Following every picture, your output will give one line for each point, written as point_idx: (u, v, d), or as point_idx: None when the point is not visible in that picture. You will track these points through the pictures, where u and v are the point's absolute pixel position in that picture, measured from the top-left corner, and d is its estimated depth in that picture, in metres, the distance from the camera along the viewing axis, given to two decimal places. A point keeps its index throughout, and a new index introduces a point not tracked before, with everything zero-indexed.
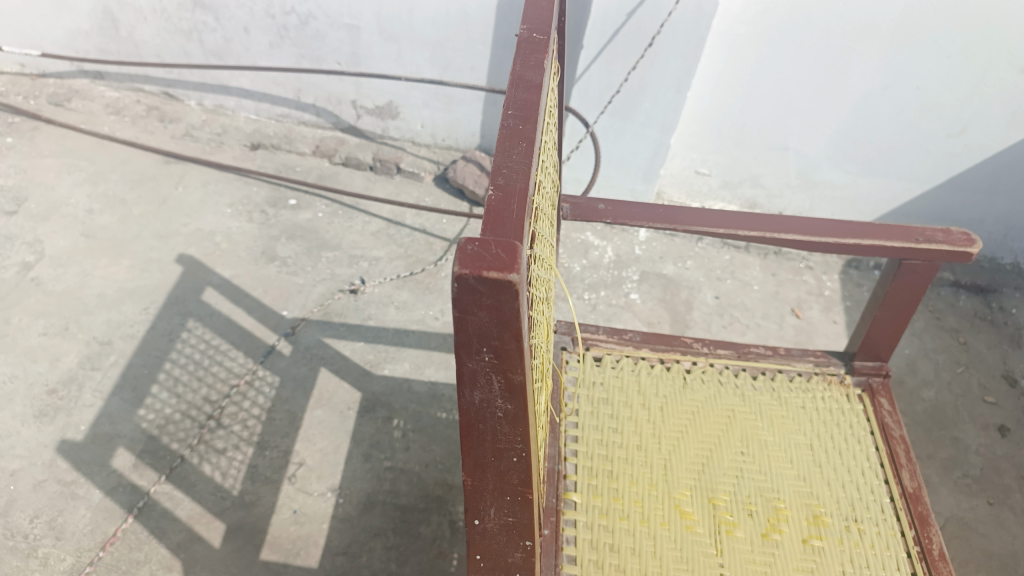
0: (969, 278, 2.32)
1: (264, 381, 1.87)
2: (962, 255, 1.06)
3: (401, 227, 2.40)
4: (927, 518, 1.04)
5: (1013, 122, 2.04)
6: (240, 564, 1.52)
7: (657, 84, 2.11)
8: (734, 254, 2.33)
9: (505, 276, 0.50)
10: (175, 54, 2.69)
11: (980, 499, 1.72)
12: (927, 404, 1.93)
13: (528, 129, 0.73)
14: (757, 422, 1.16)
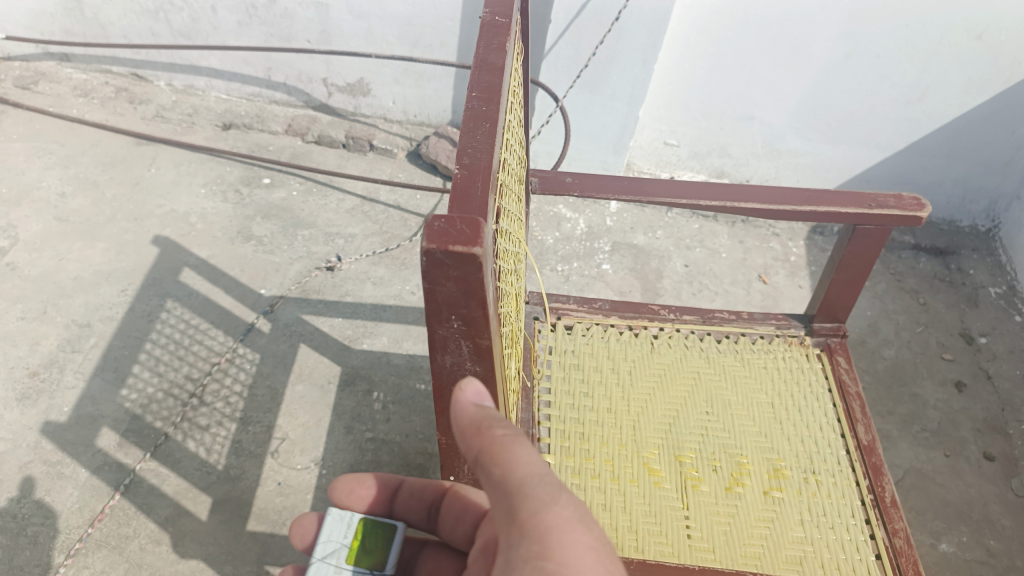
0: (929, 241, 2.40)
1: (244, 359, 1.90)
2: (912, 219, 1.11)
3: (375, 203, 2.42)
4: (880, 469, 1.11)
5: (969, 87, 2.11)
6: (227, 536, 1.56)
7: (624, 58, 2.14)
8: (703, 223, 2.39)
9: (470, 250, 0.54)
10: (142, 35, 2.68)
11: (937, 451, 1.81)
12: (887, 362, 2.01)
13: (491, 110, 0.77)
14: (721, 383, 1.22)
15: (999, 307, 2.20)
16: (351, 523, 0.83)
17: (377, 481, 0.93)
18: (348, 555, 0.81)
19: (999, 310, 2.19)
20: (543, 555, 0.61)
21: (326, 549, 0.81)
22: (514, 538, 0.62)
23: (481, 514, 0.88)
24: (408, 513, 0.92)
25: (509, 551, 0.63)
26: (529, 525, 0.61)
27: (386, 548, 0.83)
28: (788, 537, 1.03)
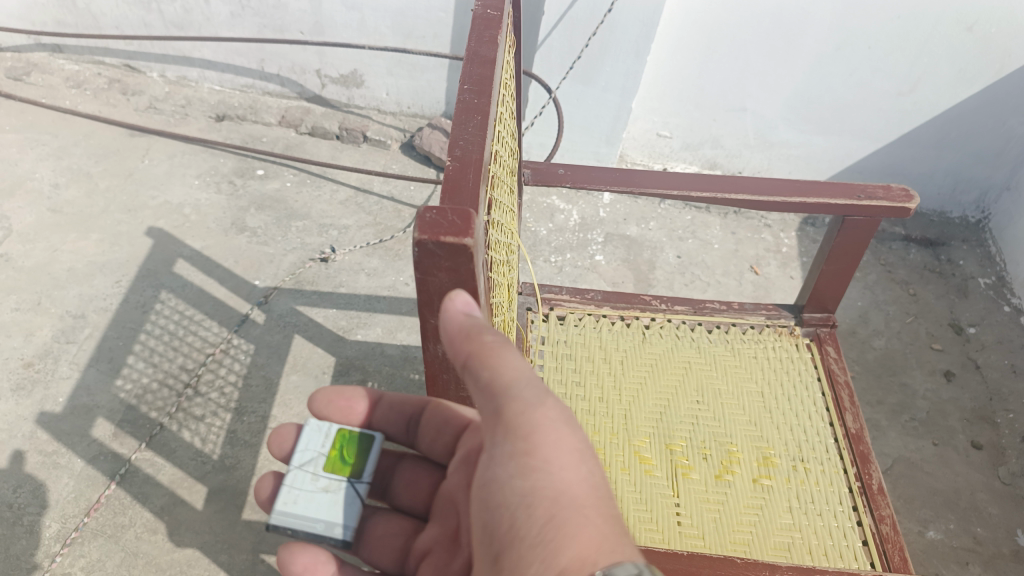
0: (919, 232, 2.42)
1: (239, 350, 1.91)
2: (900, 210, 1.12)
3: (369, 194, 2.42)
4: (868, 456, 1.12)
5: (960, 79, 2.12)
6: (223, 524, 1.57)
7: (617, 49, 2.15)
8: (695, 214, 2.40)
9: (461, 241, 0.56)
10: (135, 26, 2.67)
11: (926, 440, 1.83)
12: (877, 352, 2.03)
13: (482, 102, 0.78)
14: (711, 372, 1.23)
15: (988, 297, 2.21)
16: (328, 435, 0.85)
17: (365, 397, 0.92)
18: (326, 463, 0.83)
19: (988, 300, 2.20)
20: (529, 453, 0.63)
21: (304, 459, 0.83)
22: (501, 437, 0.65)
23: (465, 427, 0.86)
24: (386, 426, 0.92)
25: (495, 451, 0.66)
26: (514, 424, 0.64)
27: (363, 457, 0.84)
28: (777, 524, 1.04)
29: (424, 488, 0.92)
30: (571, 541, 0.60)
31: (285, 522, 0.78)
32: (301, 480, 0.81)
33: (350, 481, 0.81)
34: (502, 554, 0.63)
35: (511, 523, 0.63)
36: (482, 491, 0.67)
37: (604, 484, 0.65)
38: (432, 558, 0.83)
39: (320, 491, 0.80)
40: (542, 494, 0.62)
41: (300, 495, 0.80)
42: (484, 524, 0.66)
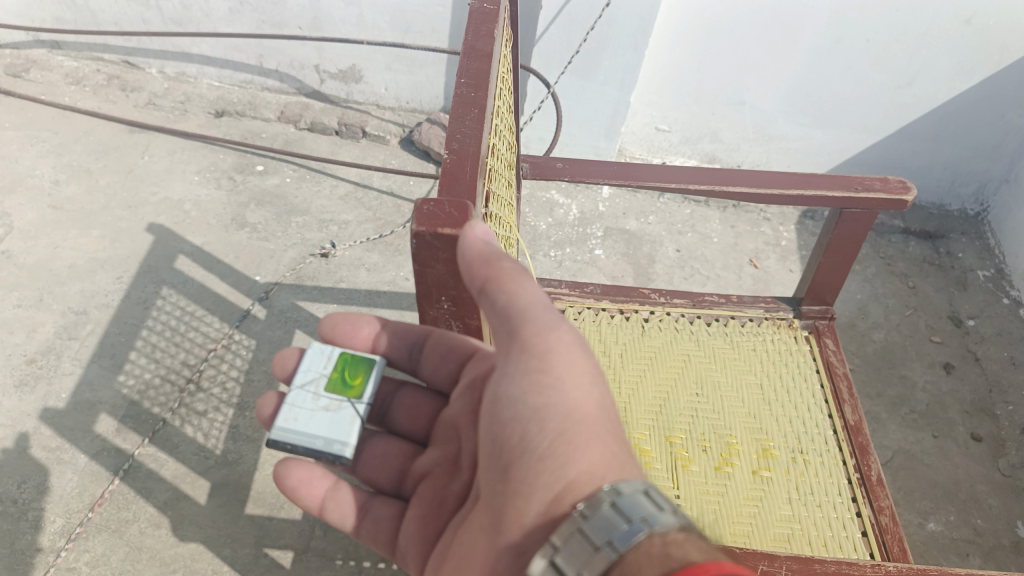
0: (918, 225, 2.42)
1: (241, 345, 1.91)
2: (898, 203, 1.13)
3: (369, 189, 2.43)
4: (866, 448, 1.13)
5: (958, 72, 2.12)
6: (226, 519, 1.58)
7: (615, 44, 2.15)
8: (695, 208, 2.41)
9: (455, 233, 0.67)
10: (134, 22, 2.67)
11: (925, 432, 1.83)
12: (876, 345, 2.04)
13: (479, 96, 0.83)
14: (711, 365, 1.24)
15: (987, 290, 2.22)
16: (330, 359, 0.95)
17: (372, 323, 0.98)
18: (326, 384, 0.93)
19: (987, 293, 2.21)
20: (544, 374, 0.71)
21: (307, 380, 0.93)
22: (515, 356, 0.72)
23: (469, 355, 0.91)
24: (391, 353, 0.98)
25: (508, 369, 0.73)
26: (533, 345, 0.71)
27: (363, 379, 0.93)
28: (776, 515, 1.05)
29: (424, 414, 0.99)
30: (580, 455, 0.68)
31: (284, 437, 0.89)
32: (303, 399, 0.92)
33: (347, 401, 0.91)
34: (511, 462, 0.71)
35: (522, 435, 0.71)
36: (492, 406, 0.75)
37: (609, 405, 0.73)
38: (429, 479, 0.89)
39: (320, 409, 0.91)
40: (554, 411, 0.70)
41: (301, 413, 0.91)
42: (494, 436, 0.74)
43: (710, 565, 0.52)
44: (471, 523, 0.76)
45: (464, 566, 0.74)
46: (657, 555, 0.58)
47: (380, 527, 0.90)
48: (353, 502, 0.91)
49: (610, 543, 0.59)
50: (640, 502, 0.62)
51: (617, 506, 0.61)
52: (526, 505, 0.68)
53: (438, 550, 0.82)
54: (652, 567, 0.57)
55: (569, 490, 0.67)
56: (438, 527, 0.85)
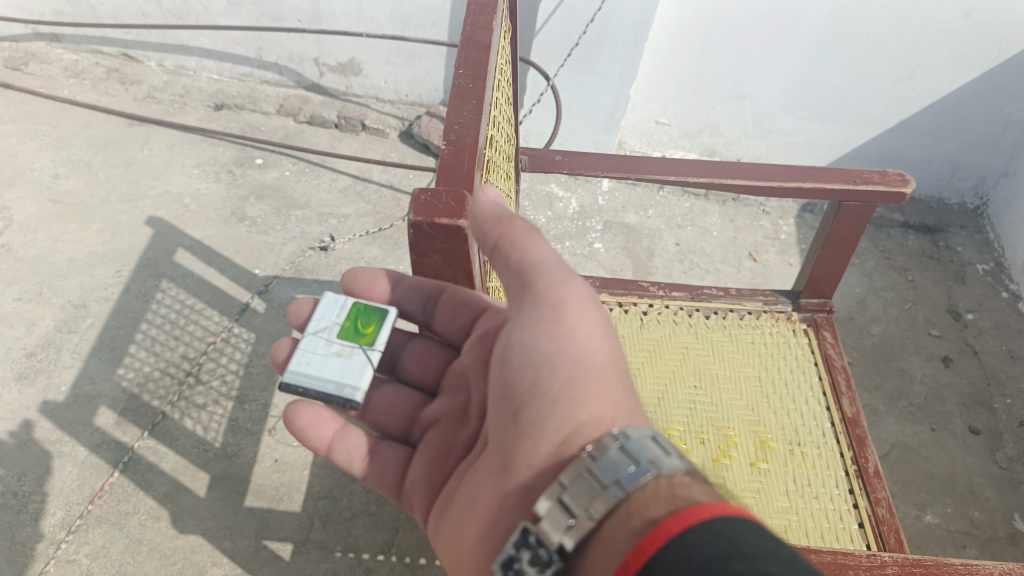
0: (917, 218, 2.42)
1: (240, 338, 1.92)
2: (896, 195, 1.13)
3: (368, 183, 2.43)
4: (864, 440, 1.14)
5: (958, 65, 2.12)
6: (226, 511, 1.58)
7: (614, 37, 2.15)
8: (694, 201, 2.41)
9: (453, 222, 0.68)
10: (133, 15, 2.67)
11: (923, 426, 1.84)
12: (875, 339, 2.04)
13: (477, 87, 0.83)
14: (709, 357, 1.24)
15: (986, 283, 2.22)
16: (343, 308, 0.97)
17: (388, 277, 0.98)
18: (339, 332, 0.94)
19: (986, 286, 2.21)
20: (558, 325, 0.74)
21: (320, 328, 0.95)
22: (528, 307, 0.75)
23: (482, 311, 0.92)
24: (406, 305, 0.98)
25: (521, 320, 0.76)
26: (546, 297, 0.74)
27: (375, 328, 0.94)
28: (773, 507, 1.06)
29: (434, 365, 1.00)
30: (590, 401, 0.73)
31: (297, 380, 0.90)
32: (315, 345, 0.93)
33: (362, 349, 0.93)
34: (522, 407, 0.75)
35: (534, 382, 0.75)
36: (502, 356, 0.78)
37: (617, 355, 0.78)
38: (439, 428, 0.91)
39: (332, 355, 0.92)
40: (567, 360, 0.74)
41: (313, 357, 0.92)
42: (504, 384, 0.77)
43: (706, 507, 0.54)
44: (479, 467, 0.80)
45: (472, 505, 0.77)
46: (661, 493, 0.60)
47: (387, 471, 0.92)
48: (361, 444, 0.93)
49: (617, 483, 0.62)
50: (648, 447, 0.65)
51: (625, 450, 0.64)
52: (536, 447, 0.73)
53: (444, 495, 0.84)
54: (656, 506, 0.59)
55: (579, 433, 0.72)
56: (445, 473, 0.87)
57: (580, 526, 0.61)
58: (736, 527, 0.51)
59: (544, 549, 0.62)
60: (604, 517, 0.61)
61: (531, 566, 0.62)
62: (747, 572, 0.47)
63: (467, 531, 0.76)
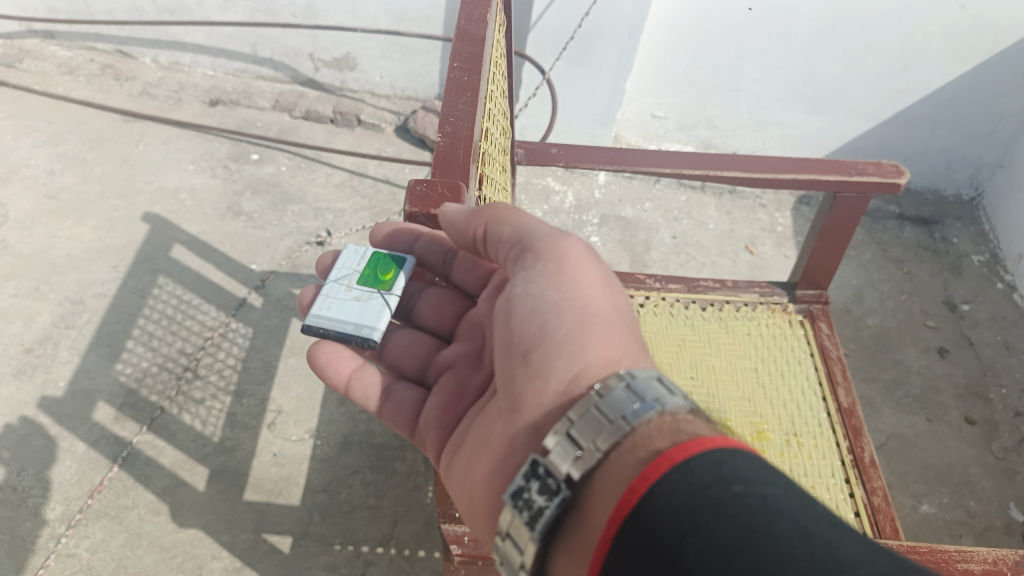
0: (913, 210, 2.43)
1: (237, 333, 1.92)
2: (891, 186, 1.13)
3: (364, 177, 2.43)
4: (859, 430, 1.15)
5: (953, 57, 2.12)
6: (225, 505, 1.59)
7: (609, 30, 2.15)
8: (690, 194, 2.41)
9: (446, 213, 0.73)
10: (127, 11, 2.66)
11: (919, 416, 1.85)
12: (871, 330, 2.05)
13: (472, 80, 0.84)
14: (706, 349, 1.24)
15: (981, 274, 2.23)
16: (364, 256, 0.92)
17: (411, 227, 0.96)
18: (360, 278, 0.90)
19: (982, 278, 2.22)
20: (561, 272, 0.75)
21: (341, 275, 0.91)
22: (529, 261, 0.76)
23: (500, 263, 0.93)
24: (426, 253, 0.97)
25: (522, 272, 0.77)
26: (547, 251, 0.76)
27: (395, 274, 0.90)
28: None
29: (450, 313, 0.99)
30: (598, 342, 0.72)
31: (317, 323, 0.87)
32: (336, 291, 0.89)
33: (381, 293, 0.88)
34: (528, 348, 0.73)
35: (540, 322, 0.73)
36: (505, 304, 0.77)
37: (620, 304, 0.78)
38: (454, 371, 0.90)
39: (352, 300, 0.88)
40: (571, 304, 0.74)
41: (334, 303, 0.88)
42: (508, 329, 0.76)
43: (707, 440, 0.55)
44: (486, 411, 0.78)
45: (481, 446, 0.75)
46: (666, 427, 0.60)
47: (402, 409, 0.90)
48: (378, 382, 0.91)
49: (623, 417, 0.61)
50: (654, 386, 0.64)
51: (631, 388, 0.64)
52: (545, 385, 0.71)
53: (454, 438, 0.81)
54: (663, 440, 0.58)
55: (588, 369, 0.71)
56: (459, 413, 0.86)
57: (587, 458, 0.60)
58: (739, 457, 0.53)
59: (553, 479, 0.60)
60: (611, 449, 0.60)
61: (541, 496, 0.60)
62: (747, 494, 0.49)
63: (476, 473, 0.73)
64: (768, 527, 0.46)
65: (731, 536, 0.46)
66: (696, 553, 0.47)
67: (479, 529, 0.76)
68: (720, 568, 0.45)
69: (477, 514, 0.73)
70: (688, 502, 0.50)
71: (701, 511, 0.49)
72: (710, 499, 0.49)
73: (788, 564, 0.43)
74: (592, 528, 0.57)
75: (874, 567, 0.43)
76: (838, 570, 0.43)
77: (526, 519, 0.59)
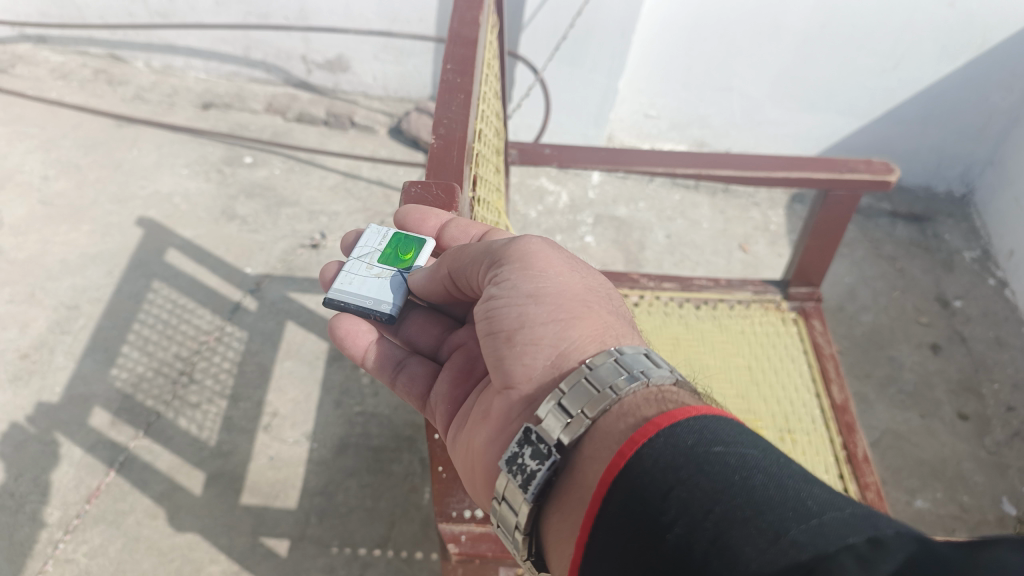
0: (905, 208, 2.44)
1: (233, 337, 1.92)
2: (882, 184, 1.14)
3: (358, 180, 2.43)
4: (853, 426, 1.16)
5: (944, 55, 2.14)
6: (223, 509, 1.59)
7: (601, 31, 2.16)
8: (684, 193, 2.42)
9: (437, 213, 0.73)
10: (119, 16, 2.66)
11: (913, 412, 1.86)
12: (865, 327, 2.06)
13: (466, 82, 0.84)
14: (700, 347, 1.25)
15: (973, 271, 2.24)
16: (384, 236, 0.90)
17: None
18: (381, 256, 0.88)
19: (973, 274, 2.23)
20: (527, 266, 0.71)
21: (362, 253, 0.89)
22: (496, 262, 0.73)
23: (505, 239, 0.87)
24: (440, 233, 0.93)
25: (491, 270, 0.74)
26: (507, 253, 0.73)
27: (416, 253, 0.87)
28: None
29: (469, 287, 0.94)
30: (577, 324, 0.69)
31: (338, 297, 0.84)
32: (357, 267, 0.87)
33: (401, 273, 0.87)
34: (511, 334, 0.70)
35: (517, 312, 0.70)
36: (479, 305, 0.73)
37: (596, 282, 0.75)
38: (464, 349, 0.86)
39: (373, 277, 0.86)
40: (546, 291, 0.70)
41: (355, 278, 0.86)
42: (485, 322, 0.73)
43: (693, 408, 0.54)
44: (484, 394, 0.75)
45: (480, 423, 0.73)
46: (652, 397, 0.60)
47: (415, 382, 0.86)
48: (389, 355, 0.87)
49: (612, 387, 0.60)
50: (642, 359, 0.63)
51: (620, 361, 0.62)
52: (530, 367, 0.68)
53: (459, 413, 0.79)
54: (650, 409, 0.58)
55: (576, 347, 0.68)
56: (466, 391, 0.81)
57: (576, 425, 0.59)
58: (723, 423, 0.52)
59: (544, 444, 0.60)
60: (599, 416, 0.60)
61: (533, 460, 0.60)
62: (729, 454, 0.49)
63: (479, 454, 0.71)
64: (745, 481, 0.46)
65: (711, 489, 0.46)
66: (677, 507, 0.46)
67: (484, 503, 0.75)
68: (701, 519, 0.45)
69: (478, 484, 0.72)
70: (671, 461, 0.49)
71: (683, 469, 0.48)
72: (692, 458, 0.49)
73: (763, 513, 0.43)
74: (582, 489, 0.57)
75: (850, 511, 0.42)
76: (809, 517, 0.42)
77: (519, 482, 0.60)
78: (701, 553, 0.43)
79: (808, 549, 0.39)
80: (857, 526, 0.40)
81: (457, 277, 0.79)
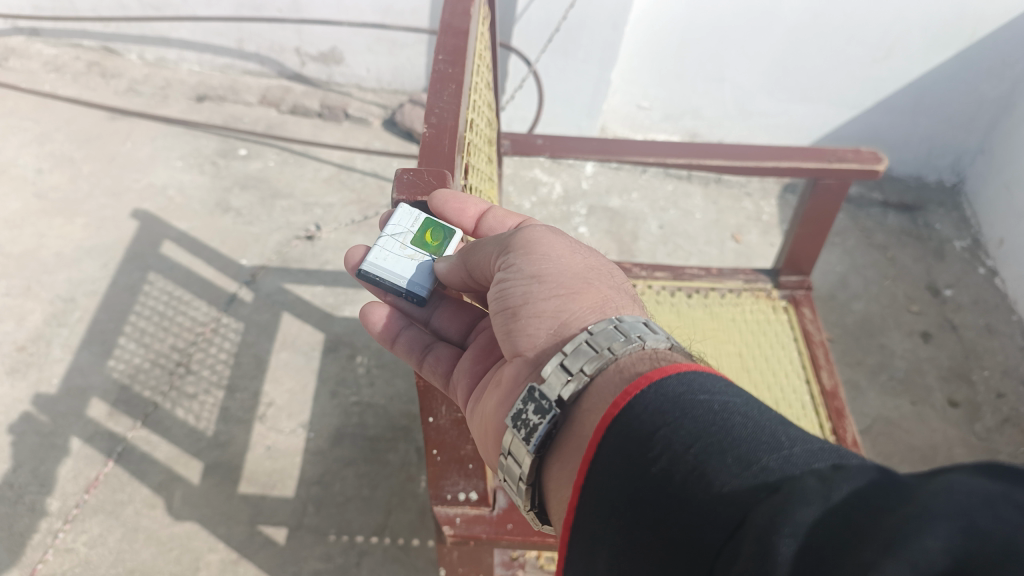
0: (896, 198, 2.46)
1: (229, 329, 1.93)
2: (870, 172, 1.15)
3: (352, 172, 2.44)
4: (842, 412, 1.18)
5: (933, 45, 2.15)
6: (220, 498, 1.60)
7: (594, 22, 2.16)
8: (677, 183, 2.44)
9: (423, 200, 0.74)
10: (111, 8, 2.65)
11: (903, 399, 1.88)
12: (856, 315, 2.08)
13: (457, 72, 0.85)
14: (692, 334, 1.26)
15: (963, 259, 2.26)
16: (417, 217, 0.84)
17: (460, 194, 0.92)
18: (414, 239, 0.85)
19: (963, 262, 2.25)
20: (530, 250, 0.73)
21: (395, 231, 0.84)
22: (504, 250, 0.74)
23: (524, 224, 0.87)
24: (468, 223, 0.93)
25: (498, 256, 0.75)
26: (513, 240, 0.74)
27: (445, 241, 0.86)
28: None
29: None
30: (580, 299, 0.70)
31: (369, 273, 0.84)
32: (390, 245, 0.84)
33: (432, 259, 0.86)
34: (517, 311, 0.71)
35: (523, 292, 0.71)
36: (489, 290, 0.75)
37: (598, 262, 0.76)
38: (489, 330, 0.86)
39: (406, 258, 0.85)
40: (549, 272, 0.72)
41: (388, 254, 0.84)
42: (494, 304, 0.74)
43: (684, 365, 0.55)
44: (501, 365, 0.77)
45: (492, 390, 0.74)
46: (647, 357, 0.62)
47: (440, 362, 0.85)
48: (416, 340, 0.88)
49: (611, 349, 0.62)
50: (640, 326, 0.65)
51: (619, 326, 0.64)
52: (536, 339, 0.70)
53: (480, 384, 0.79)
54: (644, 365, 0.60)
55: (577, 317, 0.69)
56: (486, 365, 0.82)
57: (575, 382, 0.61)
58: (710, 377, 0.54)
59: (546, 400, 0.61)
60: (597, 374, 0.61)
61: (536, 415, 0.61)
62: (714, 402, 0.50)
63: (490, 416, 0.72)
64: (726, 422, 0.48)
65: (695, 430, 0.48)
66: (662, 445, 0.48)
67: (495, 464, 0.75)
68: (683, 454, 0.47)
69: (490, 444, 0.73)
70: (660, 407, 0.51)
71: (670, 413, 0.50)
72: (679, 404, 0.50)
73: (741, 445, 0.45)
74: (581, 438, 0.59)
75: (820, 445, 0.44)
76: (781, 448, 0.44)
77: (523, 435, 0.62)
78: (679, 480, 0.45)
79: (778, 473, 0.42)
80: (824, 457, 0.43)
81: (473, 269, 0.80)
